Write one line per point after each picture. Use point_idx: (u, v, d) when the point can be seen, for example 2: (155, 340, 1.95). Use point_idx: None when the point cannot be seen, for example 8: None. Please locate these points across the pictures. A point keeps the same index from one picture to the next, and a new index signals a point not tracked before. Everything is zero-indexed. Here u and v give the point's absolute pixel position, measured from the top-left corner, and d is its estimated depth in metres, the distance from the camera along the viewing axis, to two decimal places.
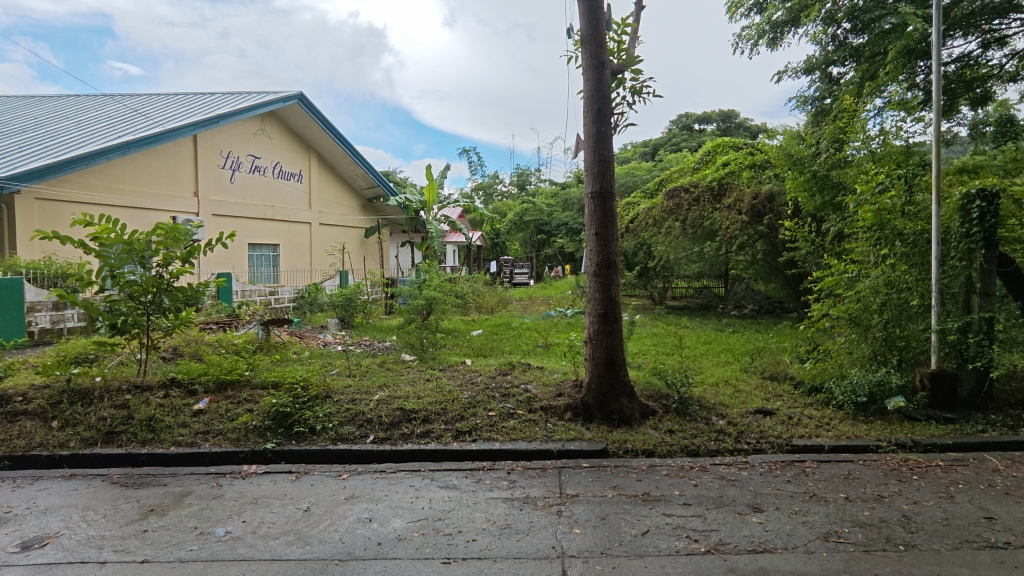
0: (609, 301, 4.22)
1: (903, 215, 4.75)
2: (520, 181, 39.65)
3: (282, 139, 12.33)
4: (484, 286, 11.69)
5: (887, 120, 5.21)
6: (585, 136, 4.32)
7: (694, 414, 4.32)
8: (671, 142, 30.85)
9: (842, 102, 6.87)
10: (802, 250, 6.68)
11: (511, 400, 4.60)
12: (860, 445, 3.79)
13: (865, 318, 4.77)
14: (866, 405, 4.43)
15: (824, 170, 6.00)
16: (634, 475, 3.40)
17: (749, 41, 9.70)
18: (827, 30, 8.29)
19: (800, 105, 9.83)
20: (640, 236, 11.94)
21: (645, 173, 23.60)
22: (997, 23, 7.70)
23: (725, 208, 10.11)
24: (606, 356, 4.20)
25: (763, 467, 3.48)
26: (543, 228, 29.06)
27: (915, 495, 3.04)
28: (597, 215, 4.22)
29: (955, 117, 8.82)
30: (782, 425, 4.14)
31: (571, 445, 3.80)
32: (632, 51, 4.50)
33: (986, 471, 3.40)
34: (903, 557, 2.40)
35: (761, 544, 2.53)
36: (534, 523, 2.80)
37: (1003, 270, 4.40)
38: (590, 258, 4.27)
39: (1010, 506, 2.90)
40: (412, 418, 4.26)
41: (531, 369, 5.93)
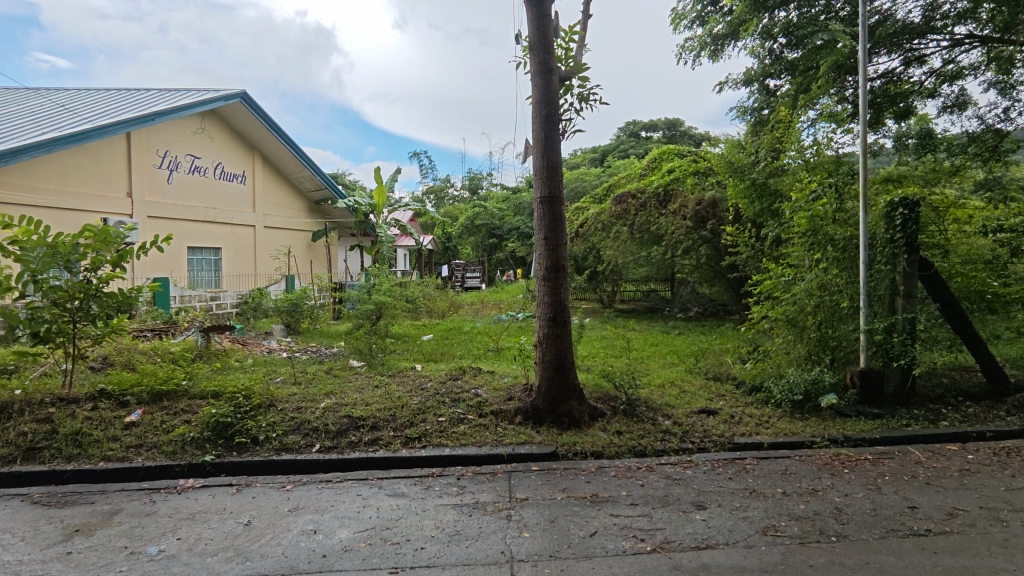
0: (558, 305, 4.26)
1: (834, 221, 5.00)
2: (472, 186, 39.67)
3: (223, 138, 11.88)
4: (435, 290, 11.61)
5: (819, 131, 5.43)
6: (533, 141, 4.36)
7: (641, 415, 4.42)
8: (619, 148, 31.57)
9: (779, 113, 7.19)
10: (743, 255, 6.95)
11: (461, 405, 4.57)
12: (796, 442, 3.95)
13: (801, 319, 5.01)
14: (802, 403, 4.64)
15: (762, 178, 6.29)
16: (583, 476, 3.44)
17: (692, 52, 10.02)
18: (764, 44, 8.66)
19: (740, 116, 10.23)
20: (590, 240, 12.14)
21: (594, 178, 24.05)
22: (918, 42, 8.22)
23: (670, 213, 10.41)
24: (556, 360, 4.24)
25: (706, 465, 3.58)
26: (494, 232, 29.15)
27: (846, 488, 3.20)
28: (546, 220, 4.26)
29: (881, 130, 9.38)
30: (725, 424, 4.27)
31: (521, 449, 3.81)
32: (579, 59, 4.58)
33: (910, 463, 3.62)
34: (835, 547, 2.52)
35: (704, 541, 2.60)
36: (484, 528, 2.79)
37: (924, 274, 4.70)
38: (540, 262, 4.30)
39: (931, 495, 3.09)
40: (360, 425, 4.16)
41: (481, 373, 5.92)
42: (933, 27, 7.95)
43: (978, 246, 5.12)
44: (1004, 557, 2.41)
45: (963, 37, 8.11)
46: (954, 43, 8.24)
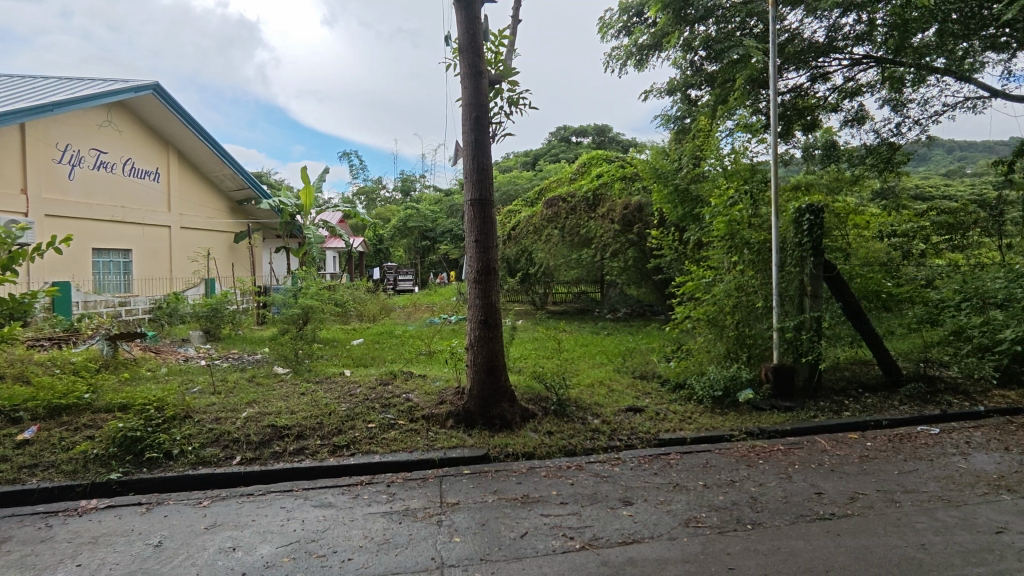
0: (489, 308, 4.26)
1: (750, 226, 5.29)
2: (403, 187, 39.10)
3: (133, 132, 11.10)
4: (365, 294, 11.35)
5: (736, 141, 5.74)
6: (464, 143, 4.34)
7: (571, 415, 4.50)
8: (550, 153, 32.15)
9: (700, 122, 7.55)
10: (667, 257, 7.25)
11: (392, 411, 4.49)
12: (716, 436, 4.14)
13: (720, 319, 5.27)
14: (721, 398, 4.88)
15: (684, 184, 6.61)
16: (514, 478, 3.45)
17: (619, 61, 10.34)
18: (686, 56, 9.04)
19: (664, 124, 10.64)
20: (522, 243, 12.26)
21: (526, 181, 24.39)
22: (822, 61, 8.86)
23: (599, 217, 10.73)
24: (487, 362, 4.24)
25: (633, 462, 3.69)
26: (427, 234, 28.91)
27: (761, 477, 3.39)
28: (476, 223, 4.26)
29: (791, 141, 10.03)
30: (650, 421, 4.42)
31: (453, 452, 3.79)
32: (509, 63, 4.61)
33: (817, 451, 3.88)
34: (751, 535, 2.66)
35: (631, 536, 2.68)
36: (414, 535, 2.74)
37: (827, 275, 5.04)
38: (471, 264, 4.29)
39: (835, 481, 3.32)
40: (284, 435, 3.99)
41: (413, 377, 5.84)
42: (835, 47, 8.58)
43: (874, 250, 5.53)
44: (897, 536, 2.63)
45: (861, 58, 8.81)
46: (853, 62, 8.93)
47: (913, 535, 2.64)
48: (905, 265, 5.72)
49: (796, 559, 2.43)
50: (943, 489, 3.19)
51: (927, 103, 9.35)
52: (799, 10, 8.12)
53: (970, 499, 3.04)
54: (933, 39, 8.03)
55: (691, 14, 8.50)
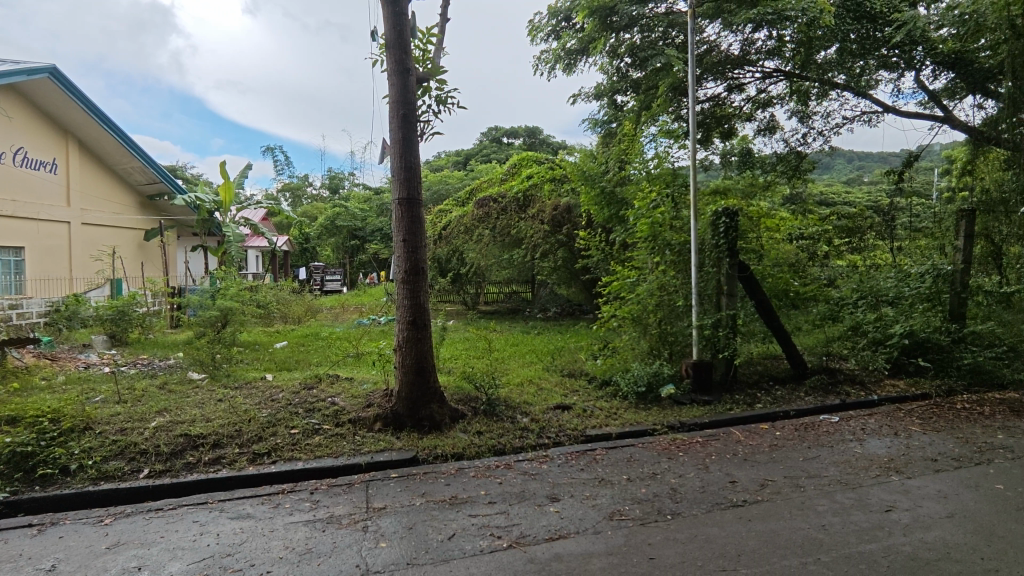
0: (418, 309, 4.21)
1: (671, 228, 5.52)
2: (331, 185, 38.01)
3: (26, 119, 10.12)
4: (289, 295, 10.93)
5: (659, 146, 5.94)
6: (391, 141, 4.26)
7: (500, 415, 4.51)
8: (482, 153, 32.24)
9: (626, 126, 7.80)
10: (595, 257, 7.44)
11: (317, 415, 4.35)
12: (639, 430, 4.28)
13: (644, 317, 5.46)
14: (645, 394, 5.06)
15: (610, 187, 6.88)
16: (443, 479, 3.43)
17: (548, 64, 10.49)
18: (612, 62, 9.29)
19: (592, 128, 10.90)
20: (453, 243, 12.18)
21: (457, 181, 24.30)
22: (737, 72, 9.38)
23: (529, 218, 10.88)
24: (416, 364, 4.18)
25: (560, 459, 3.76)
26: (356, 233, 28.21)
27: (681, 469, 3.54)
28: (405, 222, 4.19)
29: (710, 147, 10.54)
30: (578, 418, 4.51)
31: (381, 456, 3.71)
32: (437, 62, 4.57)
33: (732, 442, 4.10)
34: (670, 525, 2.77)
35: (557, 532, 2.72)
36: (338, 543, 2.66)
37: (742, 275, 5.32)
38: (398, 264, 4.22)
39: (748, 470, 3.52)
40: (199, 444, 3.77)
41: (339, 380, 5.67)
42: (748, 60, 9.02)
43: (783, 252, 5.89)
44: (801, 518, 2.82)
45: (772, 71, 9.37)
46: (765, 75, 9.49)
47: (814, 517, 2.84)
48: (810, 266, 6.13)
49: (711, 545, 2.56)
50: (841, 473, 3.46)
51: (830, 116, 10.09)
52: (717, 24, 8.52)
53: (864, 482, 3.31)
54: (835, 56, 8.70)
55: (617, 21, 8.68)
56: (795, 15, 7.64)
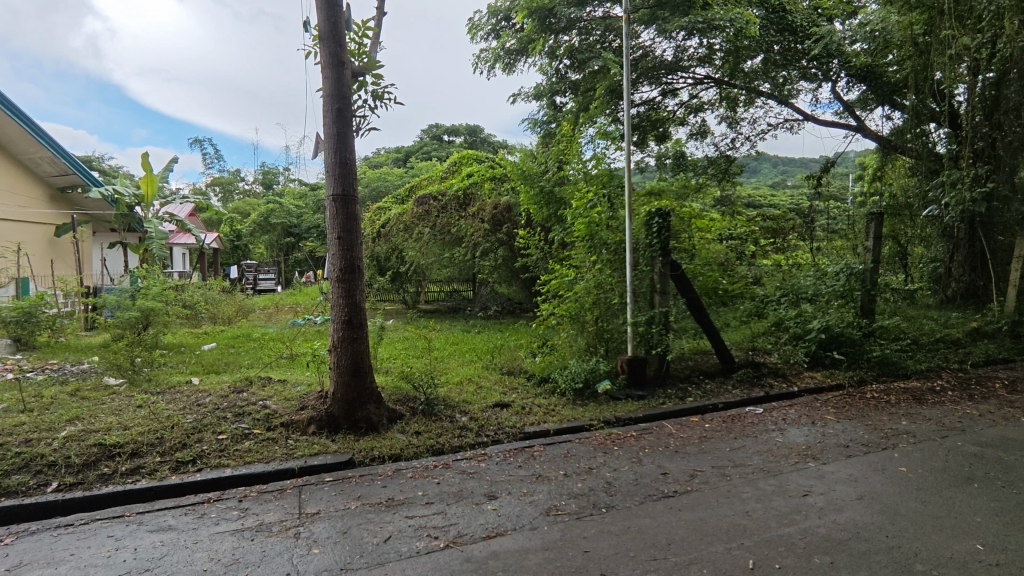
0: (354, 308, 4.12)
1: (607, 228, 5.64)
2: (265, 180, 36.59)
3: None
4: (218, 294, 10.41)
5: (597, 147, 6.06)
6: (325, 136, 4.14)
7: (439, 414, 4.48)
8: (422, 150, 31.90)
9: (565, 127, 7.90)
10: (534, 256, 7.50)
11: (246, 420, 4.17)
12: (576, 426, 4.35)
13: (581, 315, 5.56)
14: (582, 390, 5.16)
15: (550, 187, 6.98)
16: (379, 481, 3.37)
17: (487, 63, 10.49)
18: (551, 63, 9.40)
19: (532, 128, 10.99)
20: (392, 241, 11.96)
21: (397, 179, 23.94)
22: (671, 77, 9.70)
23: (469, 216, 10.87)
24: (352, 364, 4.09)
25: (498, 457, 3.77)
26: (292, 230, 27.26)
27: (616, 463, 3.63)
28: (339, 219, 4.08)
29: (646, 149, 10.86)
30: (516, 416, 4.54)
31: (314, 460, 3.60)
32: (373, 56, 4.47)
33: (664, 435, 4.24)
34: (605, 518, 2.84)
35: (494, 529, 2.73)
36: (267, 551, 2.56)
37: (674, 274, 5.47)
38: (333, 263, 4.11)
39: (679, 461, 3.66)
40: (115, 454, 3.53)
41: (271, 383, 5.46)
42: (681, 66, 9.32)
43: (713, 252, 6.09)
44: (728, 506, 2.95)
45: (703, 78, 9.73)
46: (697, 81, 9.85)
47: (739, 504, 2.98)
48: (737, 266, 6.41)
49: (644, 536, 2.63)
50: (764, 461, 3.65)
51: (755, 122, 10.62)
52: (652, 30, 8.77)
53: (784, 469, 3.51)
54: (760, 66, 9.15)
55: (556, 23, 8.77)
56: (724, 24, 7.98)
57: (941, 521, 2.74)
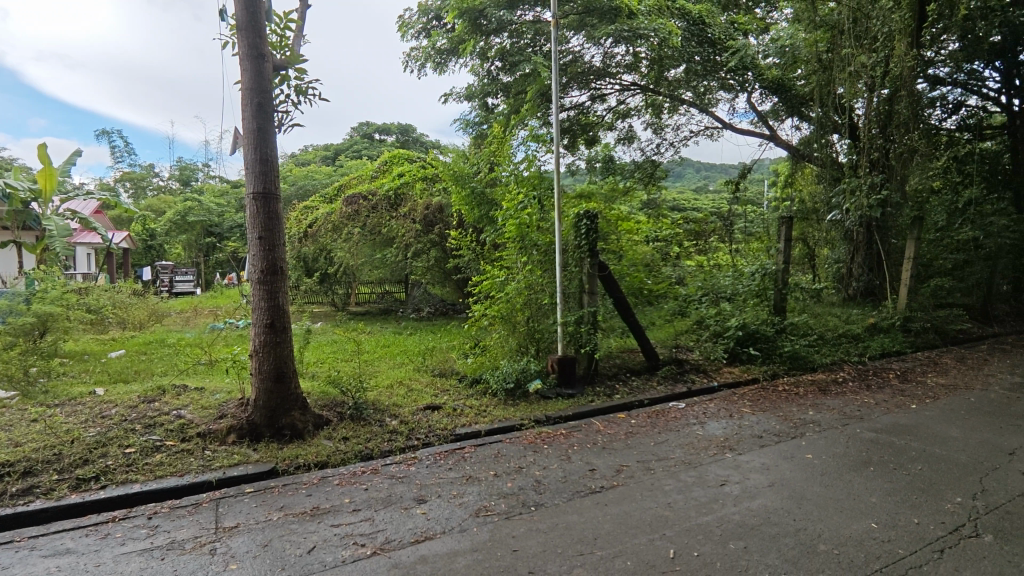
0: (276, 310, 3.95)
1: (538, 228, 5.71)
2: (183, 177, 34.57)
3: None
4: (128, 298, 9.69)
5: (528, 149, 6.11)
6: (244, 131, 3.95)
7: (367, 418, 4.39)
8: (352, 149, 31.12)
9: (497, 128, 7.94)
10: (467, 257, 7.48)
11: (158, 431, 3.91)
12: (507, 426, 4.37)
13: (512, 316, 5.59)
14: (513, 390, 5.22)
15: (481, 188, 7.02)
16: (304, 490, 3.24)
17: (417, 62, 10.39)
18: (483, 65, 9.42)
19: (463, 128, 10.98)
20: (320, 241, 11.58)
21: (325, 177, 23.23)
22: (599, 83, 9.94)
23: (401, 216, 10.70)
24: (275, 370, 3.92)
25: (428, 460, 3.73)
26: (212, 229, 25.78)
27: (545, 461, 3.67)
28: (260, 217, 3.90)
29: (576, 153, 11.11)
30: (447, 417, 4.52)
31: (233, 471, 3.42)
32: (296, 49, 4.31)
33: (593, 432, 4.34)
34: (534, 516, 2.87)
35: (423, 533, 2.70)
36: (179, 570, 2.41)
37: (602, 274, 5.58)
38: (253, 264, 3.93)
39: (606, 457, 3.75)
40: (4, 474, 3.22)
41: (187, 391, 5.14)
42: (609, 72, 9.57)
43: (640, 253, 6.28)
44: (651, 498, 3.06)
45: (629, 85, 10.04)
46: (624, 88, 10.15)
47: (662, 496, 3.09)
48: (662, 266, 6.64)
49: (571, 532, 2.68)
50: (685, 454, 3.81)
51: (679, 129, 11.08)
52: (581, 36, 8.94)
53: (704, 460, 3.68)
54: (682, 75, 9.58)
55: (486, 24, 8.79)
56: (648, 33, 8.28)
57: (842, 503, 2.96)
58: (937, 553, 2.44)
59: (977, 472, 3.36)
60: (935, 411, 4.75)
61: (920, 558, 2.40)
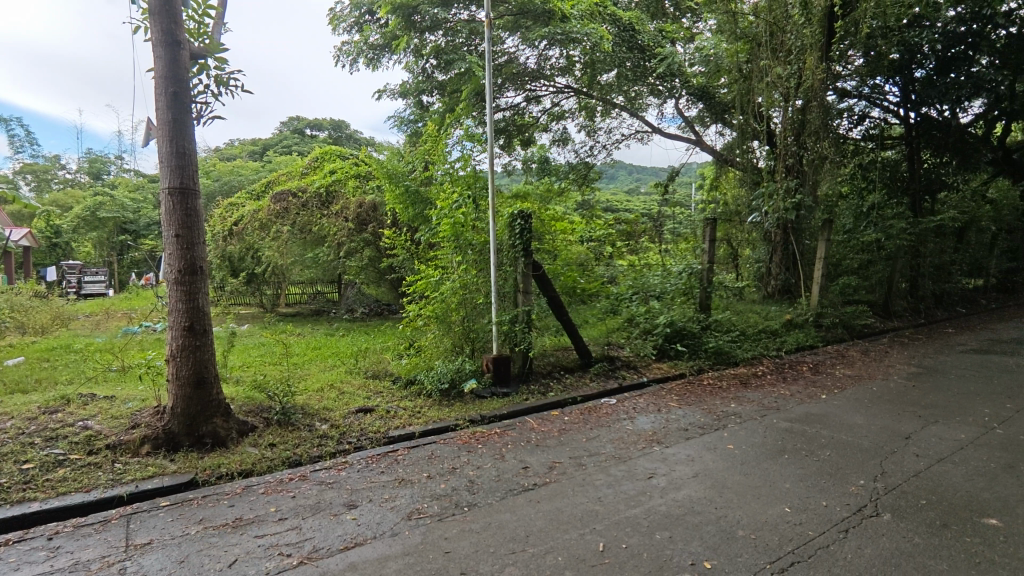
0: (196, 312, 3.74)
1: (473, 228, 5.70)
2: (94, 170, 32.22)
3: None
4: (28, 300, 8.90)
5: (463, 149, 6.08)
6: (159, 122, 3.71)
7: (296, 423, 4.23)
8: (281, 144, 29.97)
9: (432, 126, 7.87)
10: (401, 257, 7.37)
11: (61, 444, 3.61)
12: (441, 426, 4.34)
13: (447, 316, 5.55)
14: (448, 390, 5.19)
15: (415, 186, 6.96)
16: (225, 501, 3.09)
17: (350, 57, 10.12)
18: (418, 62, 9.29)
19: (398, 126, 10.81)
20: (247, 239, 11.09)
21: (252, 174, 22.24)
22: (533, 85, 10.02)
23: (332, 215, 10.43)
24: (194, 375, 3.71)
25: (360, 463, 3.64)
26: (127, 227, 24.12)
27: (479, 461, 3.67)
28: (177, 214, 3.68)
29: (512, 153, 11.18)
30: (380, 420, 4.43)
31: (147, 484, 3.21)
32: (217, 38, 4.10)
33: (527, 430, 4.38)
34: (466, 516, 2.86)
35: (353, 539, 2.64)
36: None
37: (536, 274, 5.62)
38: (169, 263, 3.69)
39: (539, 455, 3.79)
40: None
41: (95, 400, 4.78)
42: (543, 74, 9.69)
43: (574, 253, 6.38)
44: (582, 493, 3.12)
45: (563, 87, 10.21)
46: (558, 90, 10.30)
47: (593, 491, 3.16)
48: (595, 266, 6.78)
49: (503, 530, 2.69)
50: (616, 448, 3.92)
51: (611, 132, 11.37)
52: (515, 37, 9.00)
53: (633, 454, 3.79)
54: (614, 80, 9.83)
55: (420, 22, 8.67)
56: (581, 37, 8.45)
57: (759, 489, 3.12)
58: (842, 533, 2.62)
59: (878, 456, 3.64)
60: (842, 400, 5.11)
61: (828, 538, 2.57)
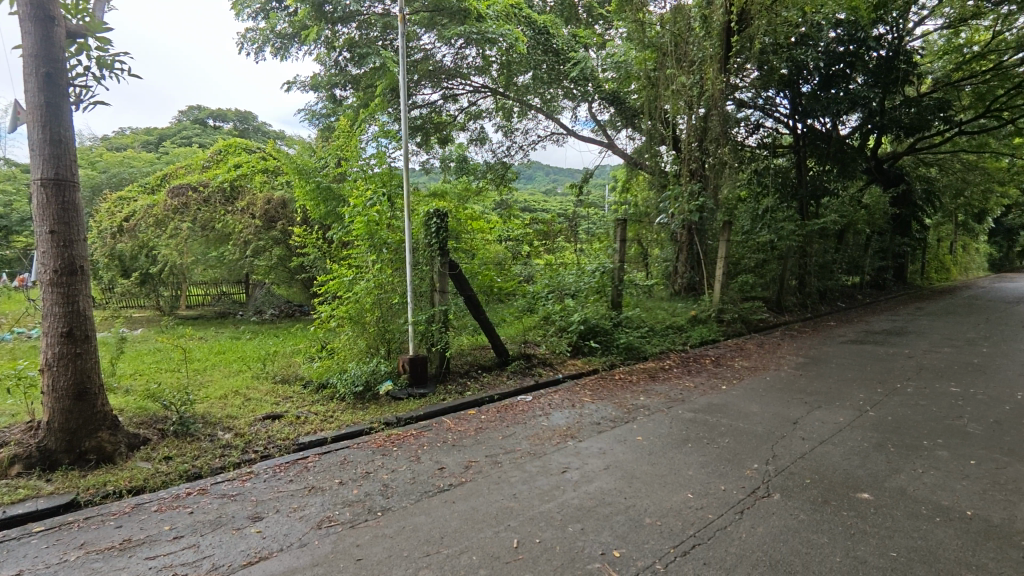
0: (76, 316, 3.40)
1: (388, 227, 5.55)
2: None
3: None
4: None
5: (377, 145, 5.96)
6: (29, 105, 3.34)
7: (195, 434, 3.95)
8: (181, 135, 27.98)
9: (346, 121, 7.65)
10: (312, 256, 7.09)
11: None
12: (355, 431, 4.21)
13: (361, 316, 5.40)
14: (362, 393, 5.05)
15: (327, 183, 6.74)
16: (112, 522, 2.83)
17: (255, 45, 9.60)
18: (330, 54, 8.96)
19: (310, 119, 10.42)
20: (140, 236, 10.23)
21: (146, 166, 20.60)
22: (450, 83, 9.97)
23: (237, 211, 9.89)
24: (74, 386, 3.37)
25: (266, 473, 3.46)
26: None
27: (393, 464, 3.60)
28: (51, 208, 3.32)
29: (431, 151, 11.08)
30: (289, 426, 4.23)
31: (17, 508, 2.88)
32: (99, 16, 3.74)
33: (444, 430, 4.35)
34: (380, 521, 2.79)
35: (256, 554, 2.50)
36: None
37: (452, 273, 5.56)
38: (42, 263, 3.32)
39: (455, 455, 3.77)
40: None
41: None
42: (461, 73, 9.67)
43: (491, 253, 6.40)
44: (498, 491, 3.14)
45: (480, 87, 10.24)
46: (474, 90, 10.32)
47: (508, 488, 3.19)
48: (512, 265, 6.84)
49: (418, 533, 2.65)
50: (531, 445, 3.97)
51: (527, 133, 11.54)
52: (432, 34, 8.95)
53: (548, 450, 3.86)
54: (529, 82, 10.00)
55: (331, 12, 8.34)
56: (496, 38, 8.50)
57: (665, 478, 3.28)
58: (738, 515, 2.80)
59: (770, 441, 3.92)
60: (740, 390, 5.46)
61: (725, 520, 2.74)
